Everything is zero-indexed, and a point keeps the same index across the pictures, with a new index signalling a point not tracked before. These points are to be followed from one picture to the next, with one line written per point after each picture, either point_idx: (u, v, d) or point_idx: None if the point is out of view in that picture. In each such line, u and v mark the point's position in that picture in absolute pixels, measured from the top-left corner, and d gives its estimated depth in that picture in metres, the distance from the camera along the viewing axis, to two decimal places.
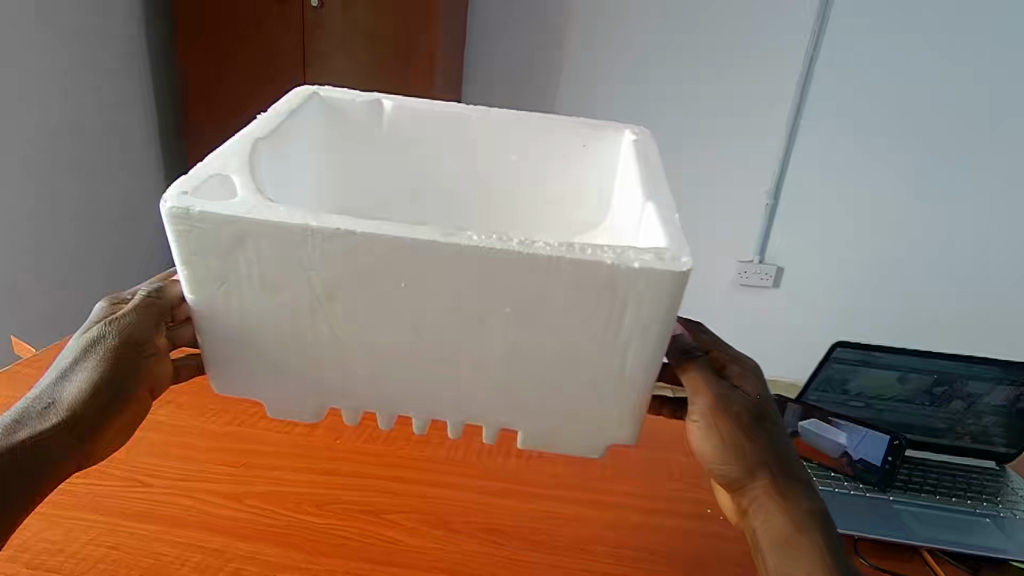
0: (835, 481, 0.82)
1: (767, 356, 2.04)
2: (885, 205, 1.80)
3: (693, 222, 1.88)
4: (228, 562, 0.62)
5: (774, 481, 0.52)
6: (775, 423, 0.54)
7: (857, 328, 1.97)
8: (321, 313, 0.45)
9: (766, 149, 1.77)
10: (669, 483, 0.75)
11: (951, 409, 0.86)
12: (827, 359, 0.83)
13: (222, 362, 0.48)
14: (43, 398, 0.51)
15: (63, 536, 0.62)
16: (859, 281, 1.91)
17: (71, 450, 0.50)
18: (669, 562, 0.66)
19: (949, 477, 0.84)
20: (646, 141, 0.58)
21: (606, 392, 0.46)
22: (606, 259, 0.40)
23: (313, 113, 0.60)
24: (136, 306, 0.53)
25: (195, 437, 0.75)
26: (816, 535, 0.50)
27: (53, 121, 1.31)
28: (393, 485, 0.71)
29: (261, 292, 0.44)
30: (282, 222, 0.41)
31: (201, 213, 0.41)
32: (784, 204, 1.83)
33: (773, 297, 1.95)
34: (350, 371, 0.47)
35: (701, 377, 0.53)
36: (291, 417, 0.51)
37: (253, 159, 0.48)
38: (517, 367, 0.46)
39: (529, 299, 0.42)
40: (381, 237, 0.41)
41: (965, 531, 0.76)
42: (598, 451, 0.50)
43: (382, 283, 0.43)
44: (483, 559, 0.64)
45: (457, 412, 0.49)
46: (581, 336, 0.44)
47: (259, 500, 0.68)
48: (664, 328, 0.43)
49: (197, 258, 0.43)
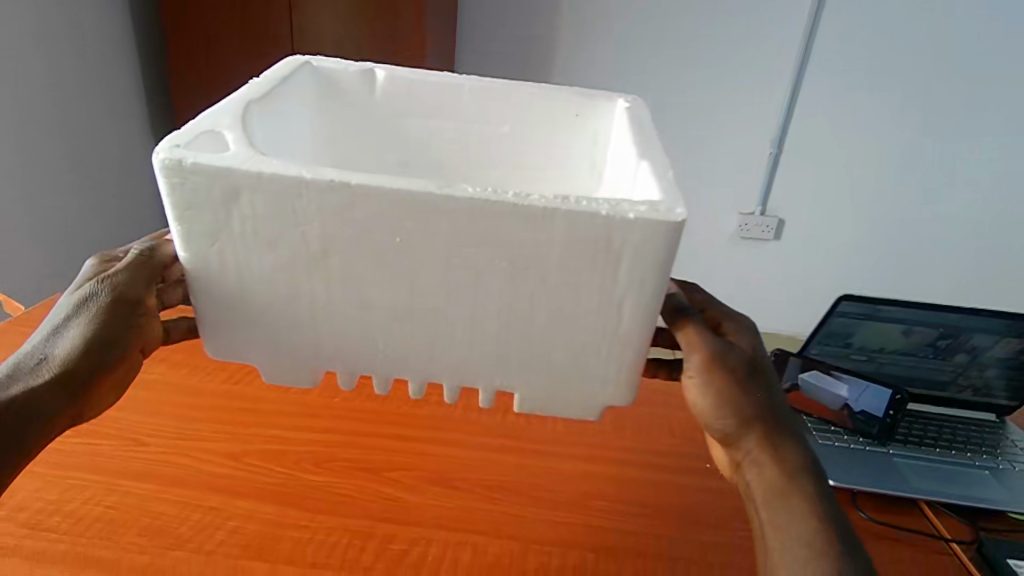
0: (835, 435, 0.81)
1: (767, 313, 2.03)
2: (891, 159, 1.77)
3: (692, 183, 1.87)
4: (228, 520, 0.61)
5: (765, 435, 0.52)
6: (766, 378, 0.54)
7: (859, 282, 1.96)
8: (317, 271, 0.43)
9: (768, 108, 1.74)
10: (667, 441, 0.75)
11: (955, 361, 0.85)
12: (831, 313, 0.82)
13: (214, 324, 0.47)
14: (34, 354, 0.50)
15: (60, 496, 0.62)
16: (862, 236, 1.89)
17: (65, 405, 0.50)
18: (664, 516, 0.66)
19: (949, 430, 0.84)
20: (641, 108, 0.57)
21: (602, 353, 0.45)
22: (601, 210, 0.39)
23: (306, 86, 0.58)
24: (128, 263, 0.52)
25: (191, 396, 0.75)
26: (809, 486, 0.50)
27: (37, 84, 1.28)
28: (390, 442, 0.71)
29: (254, 248, 0.43)
30: (276, 173, 0.40)
31: (194, 163, 0.40)
32: (787, 155, 1.79)
33: (770, 250, 1.93)
34: (344, 332, 0.46)
35: (699, 334, 0.53)
36: (286, 380, 0.50)
37: (247, 119, 0.47)
38: (513, 329, 0.45)
39: (525, 255, 0.41)
40: (377, 188, 0.39)
41: (964, 483, 0.76)
42: (594, 413, 0.49)
43: (377, 238, 0.41)
44: (484, 516, 0.64)
45: (455, 376, 0.48)
46: (580, 294, 0.43)
47: (256, 458, 0.67)
48: (660, 281, 0.42)
49: (191, 213, 0.42)
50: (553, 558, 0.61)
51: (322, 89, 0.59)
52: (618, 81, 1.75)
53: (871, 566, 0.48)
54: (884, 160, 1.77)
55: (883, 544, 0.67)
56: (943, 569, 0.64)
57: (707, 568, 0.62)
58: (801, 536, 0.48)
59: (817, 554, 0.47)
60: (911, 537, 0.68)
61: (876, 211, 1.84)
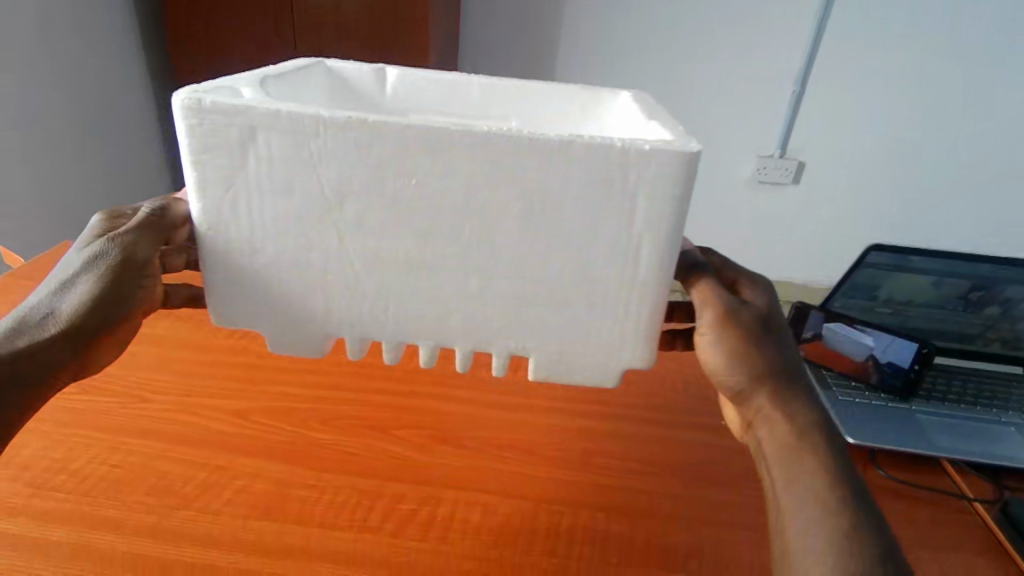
0: (856, 391, 0.79)
1: (783, 250, 2.11)
2: (907, 101, 1.82)
3: (713, 123, 1.92)
4: (234, 479, 0.60)
5: (777, 392, 0.50)
6: (781, 335, 0.52)
7: (877, 218, 2.02)
8: (331, 221, 0.41)
9: (782, 64, 1.80)
10: (681, 399, 0.75)
11: (986, 314, 0.82)
12: (859, 263, 0.79)
13: (218, 286, 0.45)
14: (40, 309, 0.48)
15: (64, 454, 0.61)
16: (876, 175, 1.95)
17: (69, 358, 0.49)
18: (678, 472, 0.65)
19: (974, 384, 0.82)
20: (644, 99, 0.53)
21: (618, 307, 0.43)
22: (616, 141, 0.37)
23: (317, 80, 0.55)
24: (139, 223, 0.50)
25: (201, 352, 0.74)
26: (822, 444, 0.49)
27: (25, 22, 1.25)
28: (397, 399, 0.71)
29: (269, 197, 0.41)
30: (294, 110, 0.38)
31: (213, 104, 0.38)
32: (809, 91, 1.83)
33: (779, 199, 2.01)
34: (354, 292, 0.44)
35: (712, 290, 0.51)
36: (293, 351, 0.48)
37: (265, 86, 0.45)
38: (529, 283, 0.43)
39: (543, 195, 0.39)
40: (395, 124, 0.37)
41: (989, 439, 0.74)
42: (612, 378, 0.47)
43: (392, 182, 0.39)
44: (495, 475, 0.63)
45: (468, 338, 0.46)
46: (598, 239, 0.41)
47: (262, 416, 0.67)
48: (678, 221, 0.40)
49: (207, 157, 0.40)
50: (565, 515, 0.60)
51: (334, 84, 0.57)
52: (638, 40, 1.81)
53: (884, 524, 0.46)
54: (893, 99, 1.82)
55: (903, 504, 0.65)
56: (966, 530, 0.62)
57: (722, 531, 0.59)
58: (814, 492, 0.46)
59: (832, 510, 0.45)
60: (931, 496, 0.66)
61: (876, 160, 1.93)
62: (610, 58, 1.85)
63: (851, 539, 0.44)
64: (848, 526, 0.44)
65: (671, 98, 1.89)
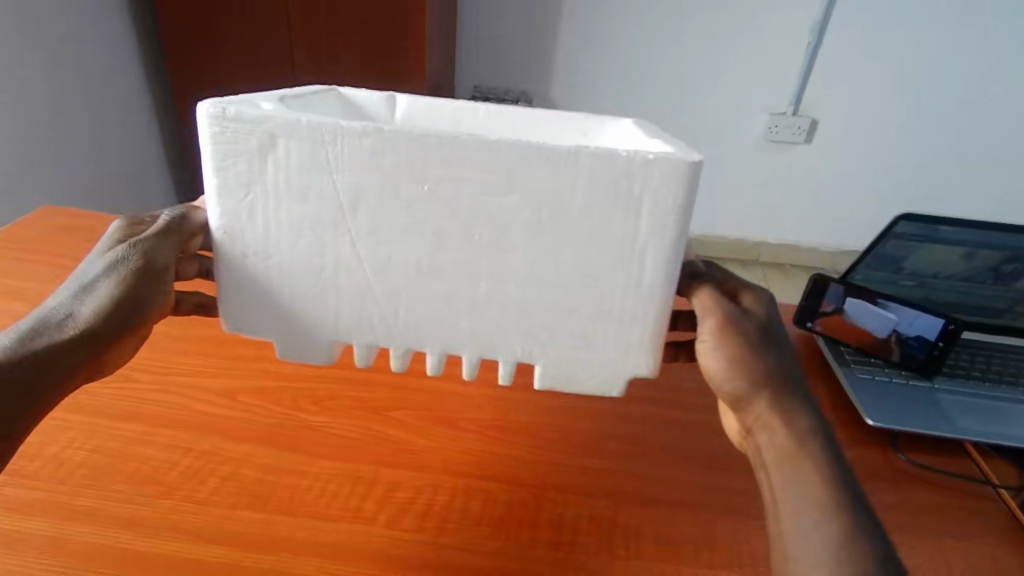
0: (875, 368, 0.76)
1: (785, 221, 2.08)
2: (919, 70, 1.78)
3: (726, 87, 1.85)
4: (220, 466, 0.57)
5: (778, 398, 0.47)
6: (781, 342, 0.50)
7: (880, 185, 1.99)
8: (344, 227, 0.40)
9: (794, 38, 1.76)
10: (694, 385, 0.72)
11: (1016, 288, 0.79)
12: (886, 234, 0.74)
13: (230, 291, 0.44)
14: (58, 310, 0.47)
15: (40, 438, 0.58)
16: (885, 140, 1.90)
17: (84, 361, 0.47)
18: (685, 455, 0.62)
19: (998, 360, 0.79)
20: (646, 126, 0.49)
21: (627, 317, 0.41)
22: (623, 150, 0.36)
23: (330, 105, 0.51)
24: (161, 230, 0.50)
25: (190, 330, 0.72)
26: (817, 452, 0.45)
27: None
28: (391, 379, 0.68)
29: (285, 202, 0.40)
30: (313, 119, 0.37)
31: (237, 113, 0.37)
32: (823, 51, 1.77)
33: (785, 174, 1.99)
34: (363, 295, 0.42)
35: (712, 298, 0.49)
36: (306, 356, 0.46)
37: (291, 102, 0.44)
38: (535, 291, 0.41)
39: (550, 203, 0.38)
40: (408, 130, 0.37)
41: (1012, 417, 0.71)
42: (618, 387, 0.44)
43: (403, 187, 0.38)
44: (494, 462, 0.60)
45: (474, 346, 0.43)
46: (603, 248, 0.39)
47: (251, 397, 0.64)
48: (682, 230, 0.38)
49: (228, 163, 0.39)
50: (569, 504, 0.57)
51: (344, 108, 0.53)
52: (648, 16, 1.76)
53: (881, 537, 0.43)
54: (908, 62, 1.77)
55: (923, 490, 0.62)
56: (991, 518, 0.59)
57: (733, 523, 0.56)
58: (812, 498, 0.43)
59: (831, 513, 0.43)
60: (953, 481, 0.63)
61: (877, 148, 1.92)
62: (623, 30, 1.78)
63: (848, 542, 0.41)
64: (846, 528, 0.42)
65: (673, 102, 1.89)
